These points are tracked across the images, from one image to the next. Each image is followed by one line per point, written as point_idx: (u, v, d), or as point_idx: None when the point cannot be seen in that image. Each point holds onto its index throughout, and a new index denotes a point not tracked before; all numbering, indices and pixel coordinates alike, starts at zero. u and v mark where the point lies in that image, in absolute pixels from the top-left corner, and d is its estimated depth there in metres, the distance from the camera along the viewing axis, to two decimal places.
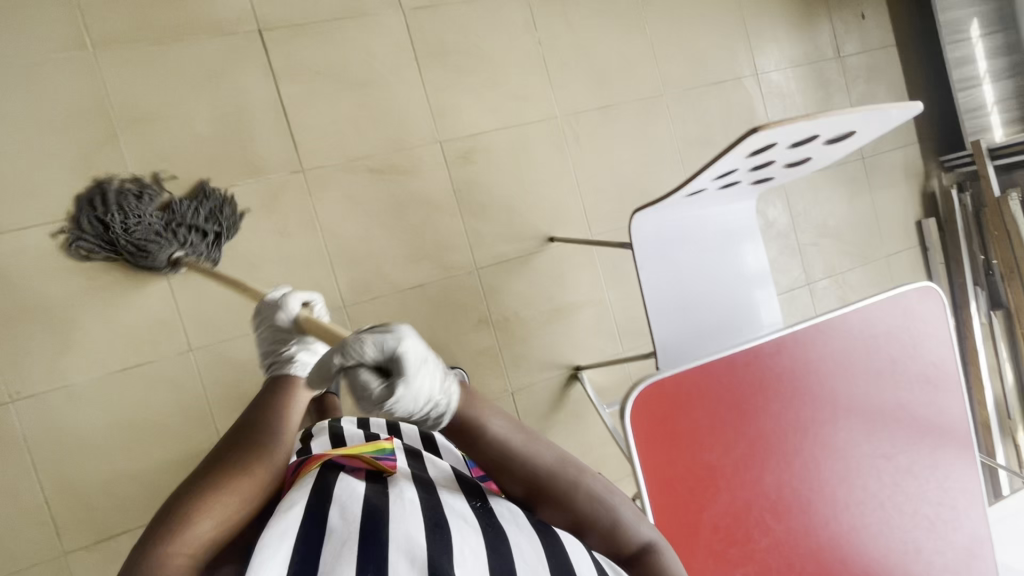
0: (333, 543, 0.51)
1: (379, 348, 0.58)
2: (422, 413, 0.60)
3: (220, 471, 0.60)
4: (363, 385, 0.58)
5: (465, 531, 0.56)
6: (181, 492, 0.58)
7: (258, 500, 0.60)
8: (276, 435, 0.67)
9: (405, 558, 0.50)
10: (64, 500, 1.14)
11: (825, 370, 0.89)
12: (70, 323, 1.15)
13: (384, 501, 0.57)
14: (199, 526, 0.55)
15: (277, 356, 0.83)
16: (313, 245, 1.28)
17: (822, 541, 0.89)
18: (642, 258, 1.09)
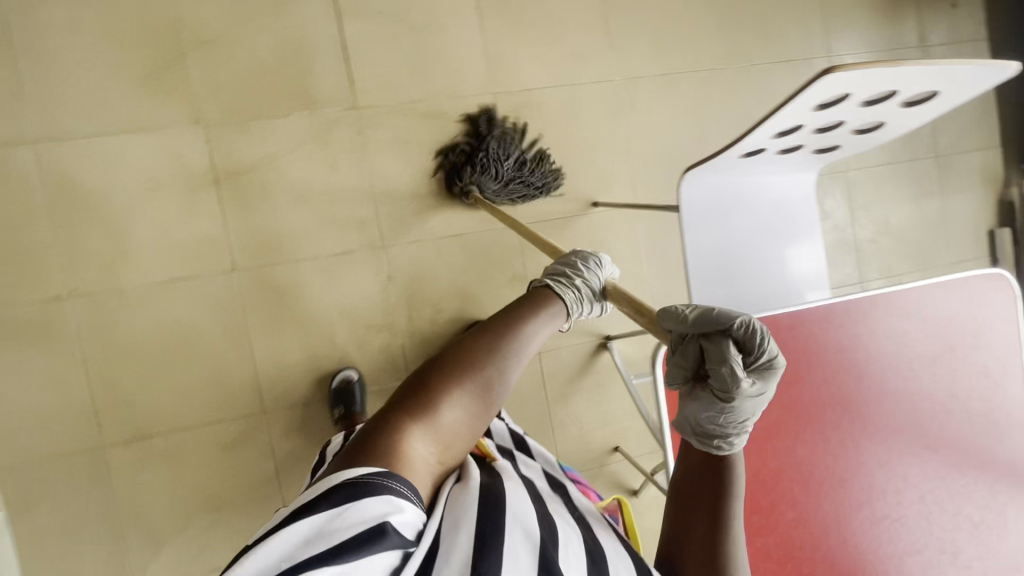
0: (460, 507, 0.60)
1: (757, 344, 0.63)
2: (724, 424, 0.64)
3: (479, 374, 0.67)
4: (726, 358, 0.62)
5: (568, 535, 0.65)
6: (436, 386, 0.65)
7: (480, 418, 0.68)
8: (522, 352, 0.70)
9: (518, 535, 0.59)
10: (107, 397, 1.20)
11: (873, 348, 0.88)
12: (127, 230, 1.20)
13: (497, 485, 0.66)
14: (443, 418, 0.64)
15: (572, 281, 0.80)
16: (359, 183, 1.30)
17: (852, 525, 0.85)
18: (689, 220, 1.04)
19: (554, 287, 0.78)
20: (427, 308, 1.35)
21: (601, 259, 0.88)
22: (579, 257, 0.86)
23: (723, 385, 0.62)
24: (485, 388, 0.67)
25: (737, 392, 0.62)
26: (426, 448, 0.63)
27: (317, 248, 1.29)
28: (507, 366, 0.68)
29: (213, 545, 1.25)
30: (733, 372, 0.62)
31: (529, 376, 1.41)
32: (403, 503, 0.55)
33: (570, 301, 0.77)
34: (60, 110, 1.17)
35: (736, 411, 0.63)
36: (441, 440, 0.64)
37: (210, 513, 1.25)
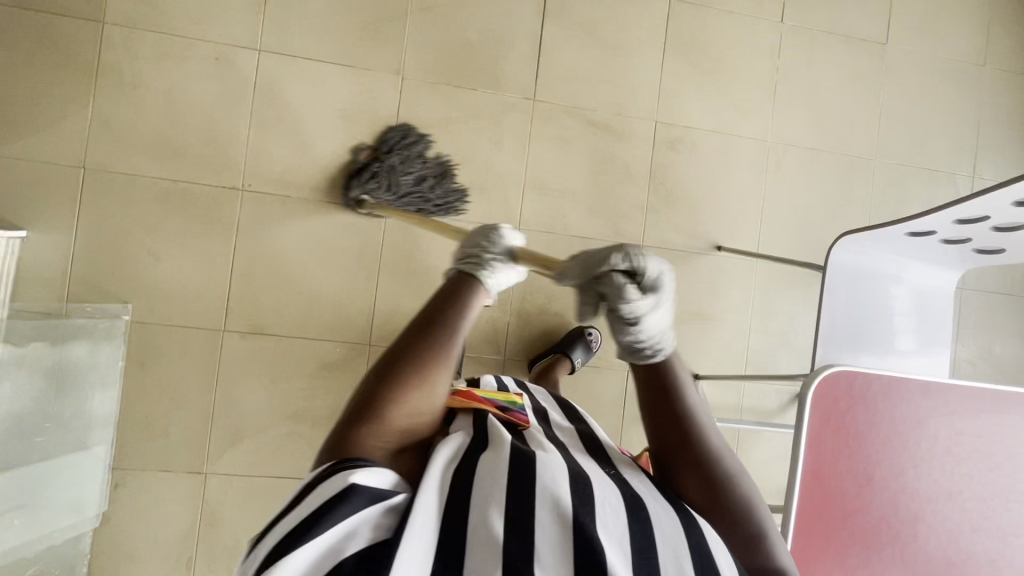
0: (485, 468, 0.57)
1: (636, 266, 0.66)
2: (642, 341, 0.66)
3: (421, 362, 0.63)
4: (620, 288, 0.65)
5: (605, 487, 0.59)
6: (375, 388, 0.61)
7: (436, 395, 0.64)
8: (458, 333, 0.65)
9: (548, 501, 0.54)
10: (242, 288, 1.29)
11: (1010, 445, 0.85)
12: (308, 147, 1.32)
13: (527, 449, 0.61)
14: (394, 408, 0.61)
15: (481, 259, 0.73)
16: (515, 166, 1.40)
17: None
18: (831, 283, 1.09)
19: (468, 270, 0.72)
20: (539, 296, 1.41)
21: (500, 231, 0.77)
22: (487, 232, 0.76)
23: (624, 307, 0.66)
24: (431, 372, 0.63)
25: (633, 310, 0.65)
26: (381, 441, 0.61)
27: (461, 211, 1.38)
28: (448, 345, 0.64)
29: (286, 453, 1.30)
30: (627, 295, 0.65)
31: (613, 389, 1.44)
32: (373, 470, 0.56)
33: (490, 277, 0.72)
34: (291, 31, 1.32)
35: (642, 328, 0.66)
36: (399, 428, 0.62)
37: (292, 423, 1.30)
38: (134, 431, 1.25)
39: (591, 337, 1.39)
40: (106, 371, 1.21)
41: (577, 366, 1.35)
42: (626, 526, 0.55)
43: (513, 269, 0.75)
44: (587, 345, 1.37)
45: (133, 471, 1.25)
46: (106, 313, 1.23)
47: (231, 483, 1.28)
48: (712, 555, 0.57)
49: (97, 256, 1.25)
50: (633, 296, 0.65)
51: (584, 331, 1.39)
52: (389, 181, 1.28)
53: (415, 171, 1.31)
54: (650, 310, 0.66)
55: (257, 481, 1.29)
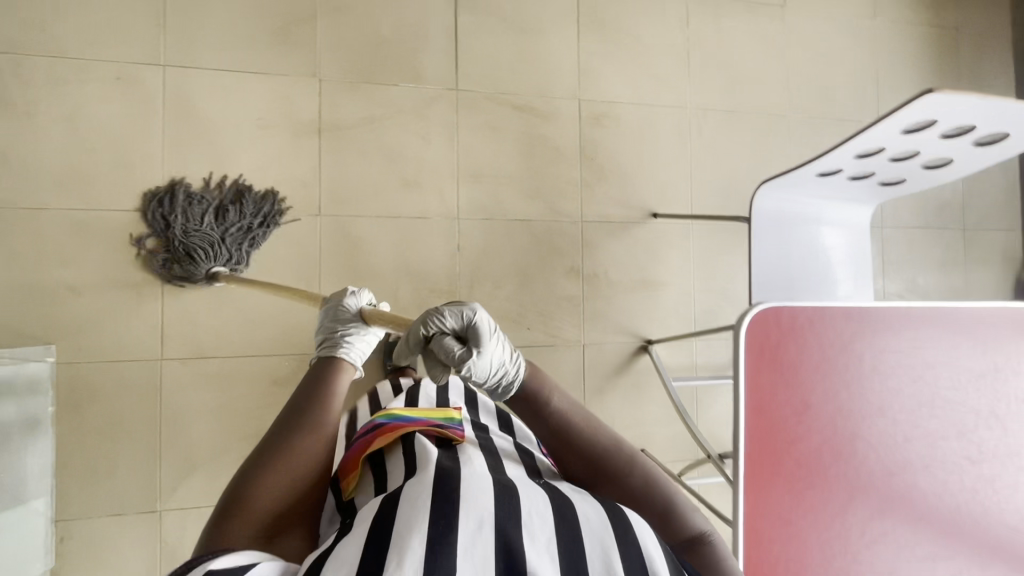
0: (411, 499, 0.57)
1: (448, 318, 0.68)
2: (495, 376, 0.69)
3: (272, 446, 0.66)
4: (443, 347, 0.67)
5: (531, 497, 0.60)
6: (244, 474, 0.66)
7: (297, 477, 0.67)
8: (315, 412, 0.69)
9: (472, 521, 0.55)
10: (176, 312, 1.24)
11: (929, 356, 0.92)
12: (230, 160, 1.28)
13: (452, 467, 0.61)
14: (254, 495, 0.64)
15: (340, 340, 0.80)
16: (446, 157, 1.40)
17: (893, 519, 0.88)
18: (758, 230, 1.15)
19: (334, 352, 0.78)
20: (487, 284, 1.41)
21: (354, 301, 0.86)
22: (336, 309, 0.84)
23: (450, 360, 0.67)
24: (285, 454, 0.66)
25: (459, 361, 0.67)
26: (246, 530, 0.63)
27: (398, 208, 1.37)
28: (302, 427, 0.68)
29: None
30: (449, 352, 0.67)
31: (571, 366, 1.46)
32: (230, 556, 0.55)
33: (350, 353, 0.78)
34: (196, 43, 1.27)
35: (479, 371, 0.67)
36: (269, 512, 0.65)
37: (248, 445, 1.26)
38: (76, 478, 1.18)
39: None
40: (41, 425, 1.14)
41: None
42: (551, 528, 0.57)
43: (372, 330, 0.82)
44: None
45: (81, 520, 1.18)
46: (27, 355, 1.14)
47: (189, 517, 1.22)
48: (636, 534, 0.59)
49: (11, 298, 1.17)
50: (455, 348, 0.67)
51: None
52: (202, 242, 1.20)
53: (205, 212, 1.24)
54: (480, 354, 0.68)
55: None
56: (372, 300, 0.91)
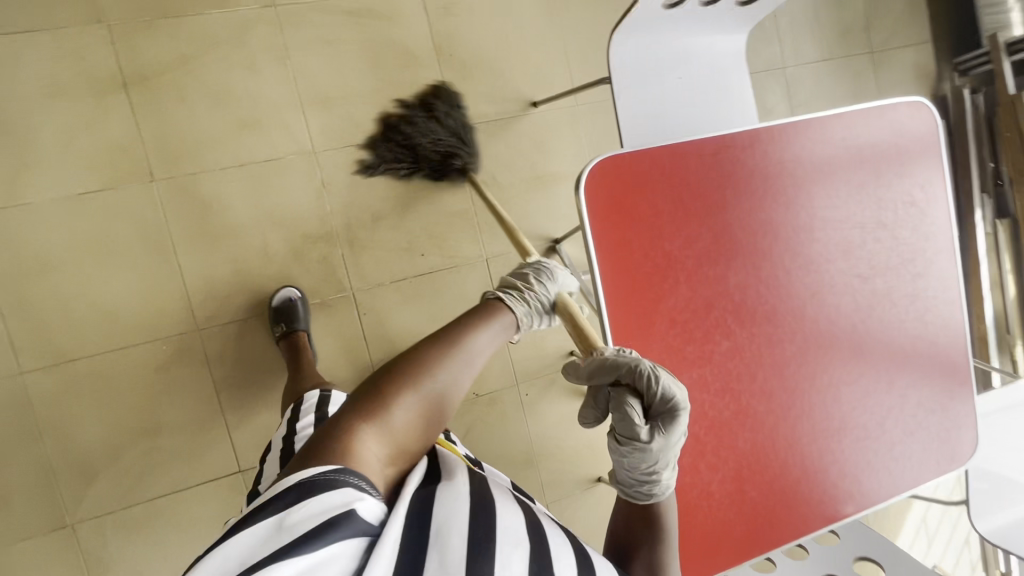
0: (445, 506, 0.57)
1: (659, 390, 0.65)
2: (650, 471, 0.63)
3: (427, 381, 0.69)
4: (627, 406, 0.64)
5: (555, 535, 0.60)
6: (383, 388, 0.67)
7: (431, 418, 0.69)
8: (468, 358, 0.72)
9: (511, 534, 0.55)
10: (22, 320, 1.12)
11: (801, 176, 0.84)
12: (29, 140, 1.12)
13: (486, 489, 0.63)
14: (393, 418, 0.66)
15: (523, 293, 0.84)
16: (283, 86, 1.24)
17: (787, 355, 0.84)
18: (619, 86, 1.02)
19: (503, 298, 0.81)
20: (366, 217, 1.30)
21: (552, 269, 0.89)
22: (534, 270, 0.88)
23: (624, 425, 0.64)
24: (432, 393, 0.69)
25: (632, 429, 0.63)
26: (377, 447, 0.63)
27: (242, 155, 1.22)
28: (456, 369, 0.71)
29: (155, 472, 1.19)
30: (627, 413, 0.64)
31: (478, 283, 1.38)
32: (359, 494, 0.54)
33: (522, 317, 0.81)
34: None
35: (642, 454, 0.63)
36: (396, 441, 0.65)
37: (148, 439, 1.19)
38: None
39: None
40: None
41: None
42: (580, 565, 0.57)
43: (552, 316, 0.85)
44: None
45: None
46: None
47: (106, 523, 1.17)
48: None
49: None
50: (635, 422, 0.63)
51: None
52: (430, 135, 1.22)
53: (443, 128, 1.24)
54: (665, 437, 0.63)
55: (135, 510, 1.18)
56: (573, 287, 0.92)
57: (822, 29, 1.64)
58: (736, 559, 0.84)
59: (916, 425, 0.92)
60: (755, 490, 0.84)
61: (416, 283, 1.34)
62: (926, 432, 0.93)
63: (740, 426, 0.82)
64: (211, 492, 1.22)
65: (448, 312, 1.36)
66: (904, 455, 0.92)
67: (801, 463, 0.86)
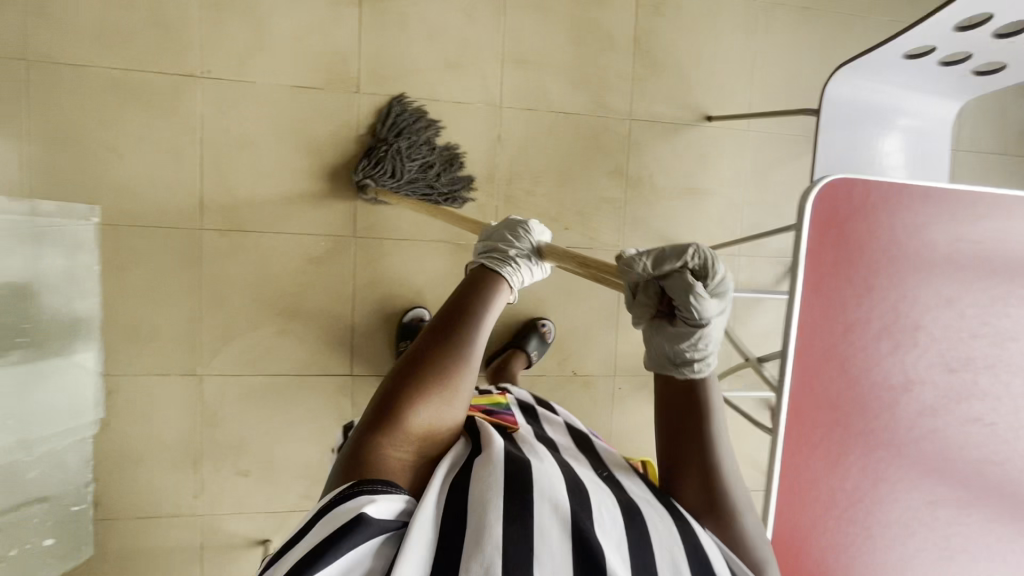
0: (481, 476, 0.59)
1: (706, 266, 0.64)
2: (698, 351, 0.64)
3: (440, 381, 0.66)
4: (688, 285, 0.62)
5: (601, 495, 0.63)
6: (395, 391, 0.65)
7: (454, 407, 0.67)
8: (474, 349, 0.68)
9: (548, 505, 0.58)
10: (215, 183, 1.24)
11: (1003, 250, 0.86)
12: (269, 27, 1.23)
13: (522, 455, 0.64)
14: (412, 421, 0.64)
15: (508, 255, 0.77)
16: (491, 39, 1.32)
17: (946, 415, 0.85)
18: (827, 119, 1.06)
19: (491, 265, 0.75)
20: (526, 179, 1.36)
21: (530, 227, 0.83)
22: (506, 229, 0.82)
23: (684, 309, 0.63)
24: (445, 391, 0.66)
25: (701, 311, 0.62)
26: (401, 451, 0.63)
27: (438, 91, 1.30)
28: (462, 359, 0.67)
29: (281, 352, 1.28)
30: (696, 301, 0.62)
31: None
32: (382, 495, 0.57)
33: (513, 274, 0.75)
34: None
35: (706, 341, 0.63)
36: (416, 442, 0.64)
37: (284, 320, 1.28)
38: (122, 338, 1.23)
39: (546, 328, 1.36)
40: (83, 274, 1.19)
41: (533, 360, 1.33)
42: (620, 528, 0.60)
43: (541, 265, 0.80)
44: (542, 336, 1.35)
45: (126, 377, 1.23)
46: (72, 212, 1.17)
47: (227, 384, 1.27)
48: (707, 553, 0.61)
49: (56, 156, 1.17)
50: (707, 304, 0.62)
51: (538, 324, 1.37)
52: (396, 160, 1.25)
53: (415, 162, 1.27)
54: (719, 312, 0.63)
55: (254, 380, 1.28)
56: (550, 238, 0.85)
57: (1005, 123, 1.61)
58: None
59: None
60: (879, 535, 0.85)
61: None
62: None
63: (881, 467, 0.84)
64: (320, 385, 1.31)
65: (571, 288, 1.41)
66: None
67: (929, 523, 0.86)
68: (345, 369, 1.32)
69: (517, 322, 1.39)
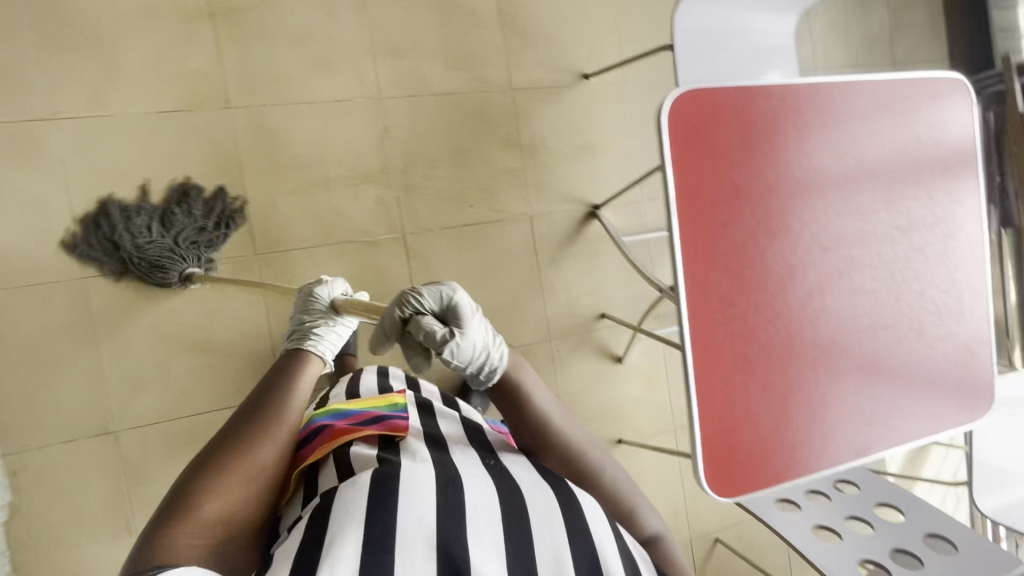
0: (347, 503, 0.69)
1: (427, 300, 0.82)
2: (478, 363, 0.82)
3: (233, 459, 0.76)
4: (422, 324, 0.80)
5: (473, 490, 0.75)
6: (191, 483, 0.74)
7: (254, 482, 0.77)
8: (276, 425, 0.81)
9: (414, 525, 0.67)
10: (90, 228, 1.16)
11: (851, 130, 0.92)
12: (118, 56, 1.17)
13: (393, 470, 0.75)
14: (203, 505, 0.73)
15: (309, 330, 0.96)
16: (357, 34, 1.31)
17: (832, 291, 0.91)
18: (681, 49, 1.12)
19: (302, 346, 0.93)
20: (422, 165, 1.36)
21: (332, 285, 1.04)
22: (307, 293, 1.01)
23: (430, 338, 0.79)
24: (246, 466, 0.76)
25: (438, 336, 0.78)
26: (189, 538, 0.70)
27: (312, 93, 1.28)
28: (264, 433, 0.79)
29: (200, 388, 1.22)
30: (428, 330, 0.79)
31: (520, 239, 1.44)
32: (169, 574, 0.60)
33: (319, 346, 0.94)
34: None
35: (462, 349, 0.79)
36: (213, 524, 0.73)
37: (197, 355, 1.22)
38: (17, 410, 1.13)
39: None
40: None
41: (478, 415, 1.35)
42: (495, 521, 0.72)
43: (346, 319, 0.99)
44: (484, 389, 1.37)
45: (30, 452, 1.13)
46: None
47: (147, 434, 1.19)
48: (586, 525, 0.76)
49: None
50: (433, 329, 0.79)
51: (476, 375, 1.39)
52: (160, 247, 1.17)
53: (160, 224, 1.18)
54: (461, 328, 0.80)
55: (177, 424, 1.20)
56: (347, 289, 1.06)
57: (850, 40, 1.77)
58: (778, 479, 0.88)
59: (942, 375, 0.99)
60: (797, 416, 0.90)
61: (462, 233, 1.39)
62: (950, 381, 1.00)
63: (785, 352, 0.89)
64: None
65: (489, 264, 1.42)
66: (931, 401, 0.99)
67: (839, 394, 0.92)
68: None
69: None
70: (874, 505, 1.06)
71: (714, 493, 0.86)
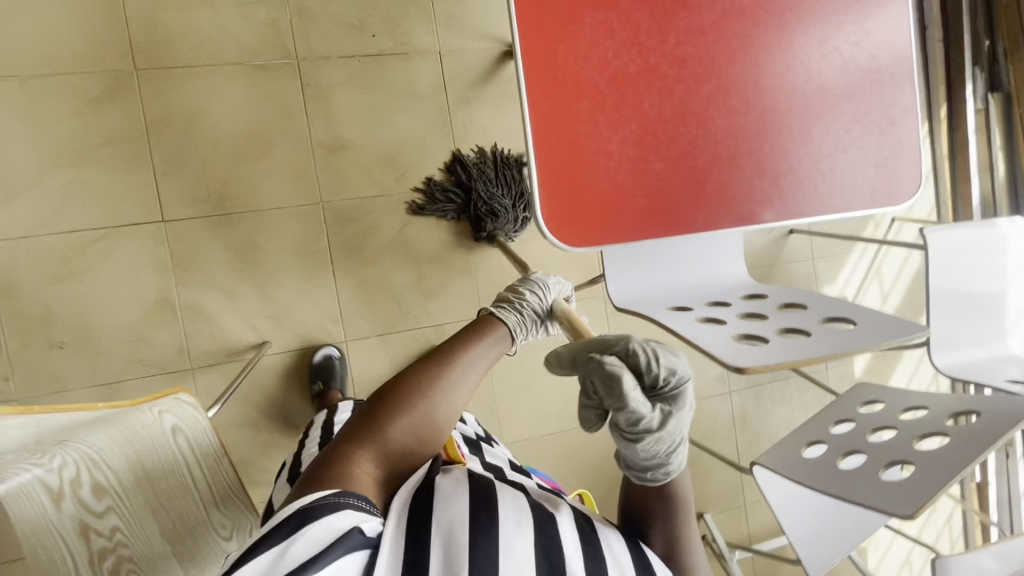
0: (449, 480, 0.64)
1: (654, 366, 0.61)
2: (664, 459, 0.63)
3: (418, 403, 0.69)
4: (631, 392, 0.59)
5: (555, 508, 0.65)
6: (374, 410, 0.69)
7: (428, 436, 0.69)
8: (468, 371, 0.72)
9: (508, 511, 0.60)
10: None
11: None
12: None
13: (480, 474, 0.67)
14: (388, 439, 0.67)
15: (514, 303, 0.79)
16: None
17: (701, 24, 0.79)
18: None
19: (497, 312, 0.78)
20: None
21: (547, 279, 0.84)
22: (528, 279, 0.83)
23: (631, 413, 0.59)
24: (419, 416, 0.68)
25: (636, 408, 0.59)
26: (370, 467, 0.65)
27: None
28: (462, 375, 0.71)
29: (76, 206, 1.17)
30: (633, 398, 0.59)
31: (427, 76, 1.34)
32: (369, 515, 0.58)
33: (511, 326, 0.77)
34: None
35: (659, 436, 0.61)
36: (391, 457, 0.67)
37: (70, 170, 1.17)
38: None
39: None
40: None
41: None
42: (575, 536, 0.61)
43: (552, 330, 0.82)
44: None
45: None
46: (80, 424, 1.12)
47: (19, 249, 1.15)
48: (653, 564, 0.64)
49: None
50: (644, 411, 0.60)
51: None
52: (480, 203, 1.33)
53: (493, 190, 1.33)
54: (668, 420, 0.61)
55: (51, 239, 1.16)
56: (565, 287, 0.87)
57: None
58: (633, 230, 0.77)
59: (851, 143, 0.85)
60: (661, 164, 0.78)
61: (363, 64, 1.31)
62: (862, 153, 0.86)
63: (647, 87, 0.77)
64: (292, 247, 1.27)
65: (393, 100, 1.33)
66: (836, 173, 0.85)
67: (713, 149, 0.80)
68: (156, 215, 1.21)
69: (342, 143, 1.30)
70: (779, 307, 0.92)
71: (557, 241, 0.75)
